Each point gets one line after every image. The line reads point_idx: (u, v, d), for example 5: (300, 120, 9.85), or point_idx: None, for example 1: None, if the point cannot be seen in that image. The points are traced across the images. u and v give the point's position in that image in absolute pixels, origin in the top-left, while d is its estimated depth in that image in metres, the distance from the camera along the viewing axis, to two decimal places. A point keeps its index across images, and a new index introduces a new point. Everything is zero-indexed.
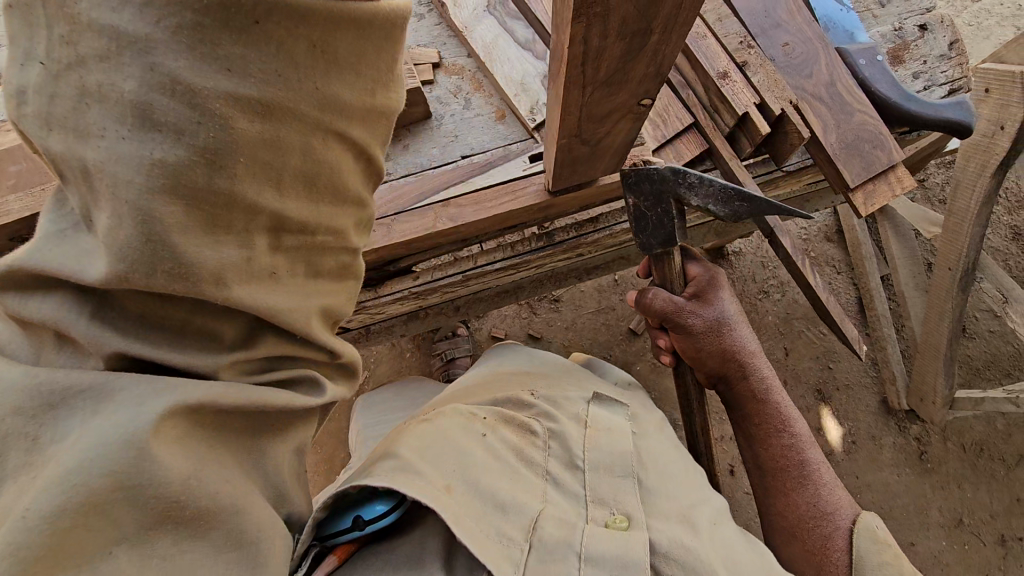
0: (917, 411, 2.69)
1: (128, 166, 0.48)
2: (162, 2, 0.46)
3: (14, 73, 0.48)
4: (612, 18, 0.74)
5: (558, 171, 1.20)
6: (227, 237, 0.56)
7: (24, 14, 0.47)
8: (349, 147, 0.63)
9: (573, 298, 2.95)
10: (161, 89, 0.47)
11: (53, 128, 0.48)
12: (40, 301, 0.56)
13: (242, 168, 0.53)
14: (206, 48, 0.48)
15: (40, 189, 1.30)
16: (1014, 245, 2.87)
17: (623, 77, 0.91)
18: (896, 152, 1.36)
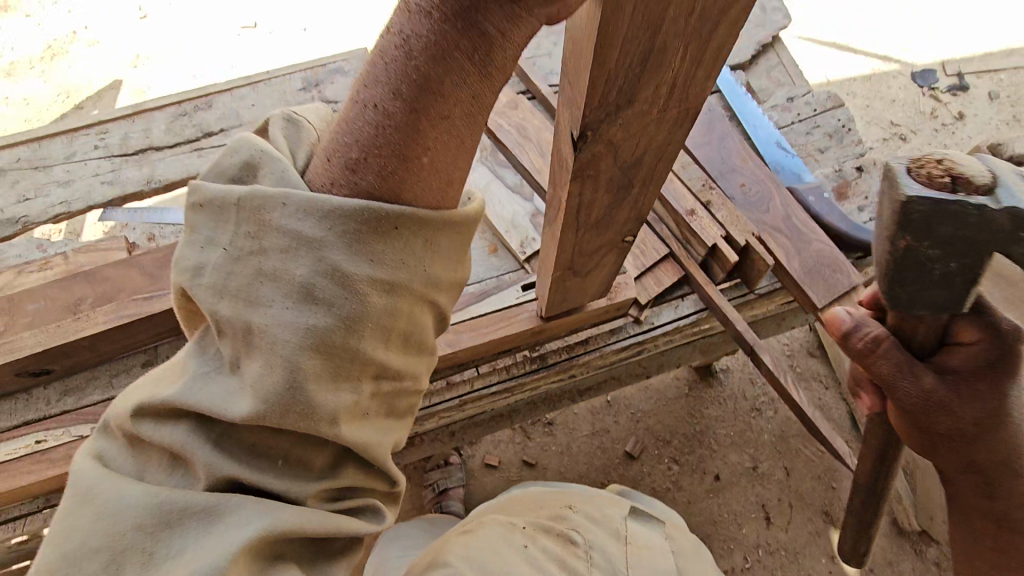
0: (929, 532, 2.60)
1: (289, 330, 0.58)
2: (336, 214, 0.58)
3: (196, 252, 0.60)
4: (599, 177, 0.88)
5: (550, 297, 1.31)
6: (345, 385, 0.61)
7: (218, 211, 0.59)
8: (432, 308, 0.66)
9: (566, 421, 2.90)
10: (323, 275, 0.58)
11: (224, 297, 0.58)
12: (167, 427, 0.63)
13: (368, 333, 0.61)
14: (357, 245, 0.59)
15: (56, 325, 1.38)
16: None
17: (611, 220, 1.04)
18: (856, 275, 1.49)
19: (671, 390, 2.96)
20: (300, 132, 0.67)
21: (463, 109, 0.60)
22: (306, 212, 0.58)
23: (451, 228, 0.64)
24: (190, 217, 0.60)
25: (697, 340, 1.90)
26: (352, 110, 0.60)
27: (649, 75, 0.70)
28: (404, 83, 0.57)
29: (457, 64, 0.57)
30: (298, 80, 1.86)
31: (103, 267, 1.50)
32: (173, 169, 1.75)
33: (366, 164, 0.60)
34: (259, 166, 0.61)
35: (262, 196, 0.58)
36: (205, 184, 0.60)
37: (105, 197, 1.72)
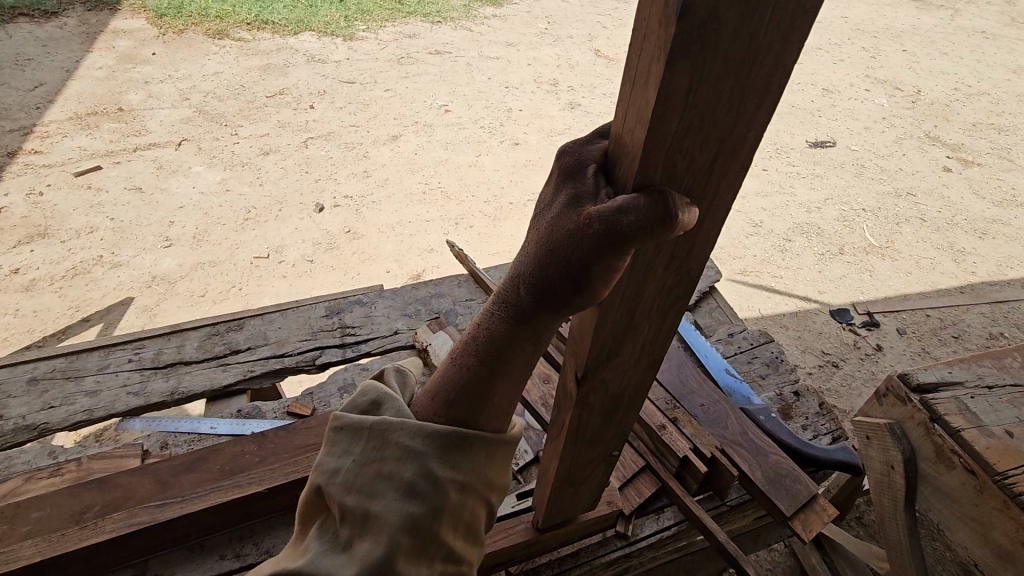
0: None
1: (394, 515, 0.80)
2: (437, 433, 0.85)
3: (334, 458, 0.83)
4: (593, 405, 1.14)
5: (548, 505, 1.45)
6: (423, 560, 0.81)
7: (352, 430, 0.84)
8: (484, 505, 0.91)
9: None
10: (423, 476, 0.83)
11: (352, 491, 0.80)
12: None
13: (444, 521, 0.84)
14: (447, 458, 0.85)
15: (59, 534, 1.40)
16: None
17: (601, 439, 1.27)
18: (810, 484, 1.68)
19: None
20: (404, 377, 0.98)
21: (518, 366, 0.88)
22: (417, 431, 0.84)
23: (503, 447, 0.93)
24: (330, 434, 0.84)
25: (683, 556, 1.95)
26: (448, 365, 0.90)
27: (632, 340, 1.03)
28: (482, 356, 0.87)
29: (517, 348, 0.86)
30: (321, 309, 2.20)
31: (115, 474, 1.57)
32: (199, 382, 1.95)
33: (456, 401, 0.88)
34: (384, 400, 0.89)
35: (387, 420, 0.84)
36: (343, 413, 0.86)
37: (128, 406, 1.85)
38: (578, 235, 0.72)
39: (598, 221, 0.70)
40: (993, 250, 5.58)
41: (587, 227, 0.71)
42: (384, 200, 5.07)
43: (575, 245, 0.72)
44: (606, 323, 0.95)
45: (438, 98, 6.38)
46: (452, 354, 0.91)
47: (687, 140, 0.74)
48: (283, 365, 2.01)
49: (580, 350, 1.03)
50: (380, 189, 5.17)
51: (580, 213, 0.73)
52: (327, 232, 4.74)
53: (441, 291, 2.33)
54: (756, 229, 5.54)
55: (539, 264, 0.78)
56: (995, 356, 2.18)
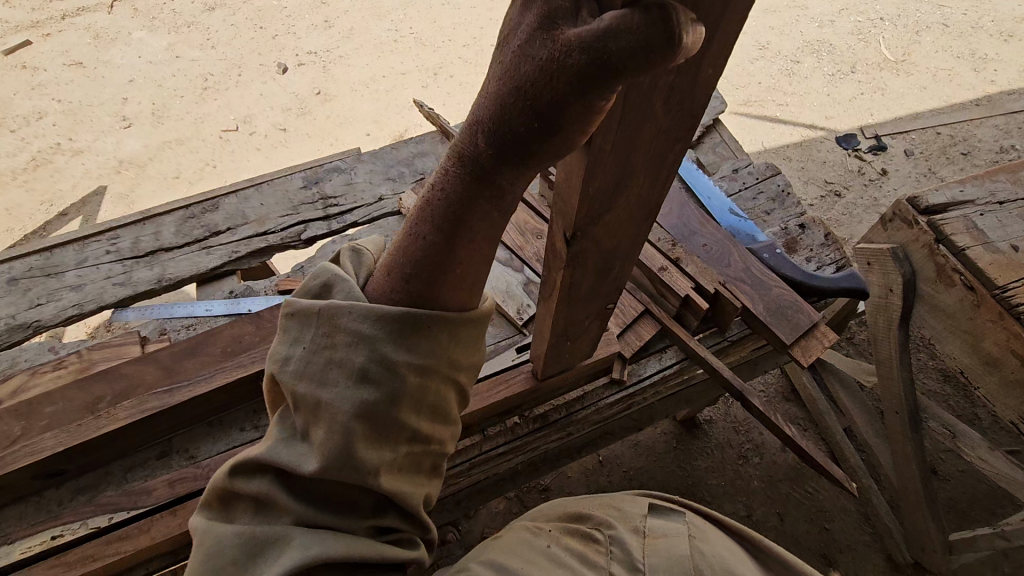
0: (922, 562, 2.88)
1: (347, 403, 0.77)
2: (389, 317, 0.78)
3: (286, 345, 0.80)
4: (585, 264, 1.07)
5: (545, 360, 1.46)
6: (386, 444, 0.80)
7: (303, 316, 0.80)
8: (455, 384, 0.87)
9: (560, 485, 3.20)
10: (376, 363, 0.77)
11: (302, 378, 0.78)
12: (257, 479, 0.78)
13: (405, 405, 0.80)
14: (403, 341, 0.79)
15: (76, 425, 1.43)
16: (945, 385, 3.22)
17: (596, 295, 1.22)
18: (813, 314, 1.70)
19: (659, 445, 3.35)
20: (360, 254, 0.90)
21: (487, 234, 0.78)
22: (367, 316, 0.78)
23: (470, 322, 0.85)
24: (284, 322, 0.81)
25: (684, 390, 2.05)
26: (407, 237, 0.80)
27: (622, 193, 0.92)
28: (444, 223, 0.77)
29: (480, 211, 0.76)
30: (298, 180, 2.05)
31: (118, 364, 1.58)
32: (184, 268, 1.87)
33: (417, 276, 0.80)
34: (334, 283, 0.82)
35: (333, 306, 0.78)
36: (293, 298, 0.82)
37: (117, 297, 1.81)
38: (554, 68, 0.58)
39: (582, 47, 0.56)
40: (1019, 53, 5.12)
41: (566, 58, 0.57)
42: (350, 52, 4.57)
43: (548, 81, 0.59)
44: (592, 176, 0.83)
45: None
46: (410, 221, 0.81)
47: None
48: (267, 244, 1.93)
49: (568, 208, 0.93)
50: (344, 39, 4.64)
51: (555, 38, 0.58)
52: (295, 95, 4.35)
53: (424, 150, 2.15)
54: (762, 52, 5.08)
55: (502, 106, 0.64)
56: (1011, 169, 2.07)
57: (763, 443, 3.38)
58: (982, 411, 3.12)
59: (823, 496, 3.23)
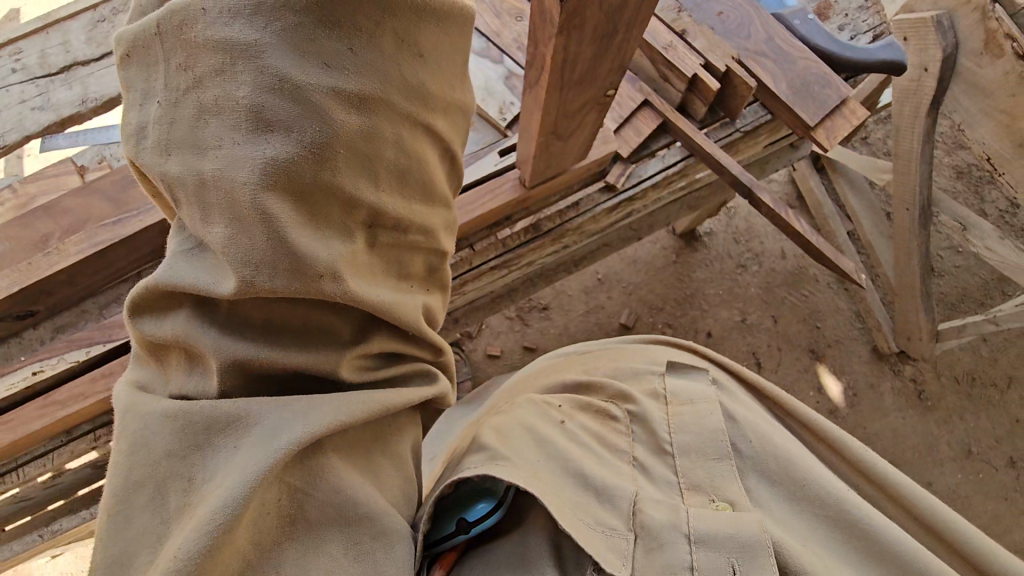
0: (907, 351, 3.02)
1: (243, 160, 0.57)
2: (270, 10, 0.55)
3: (136, 112, 0.62)
4: (585, 29, 0.83)
5: (532, 164, 1.30)
6: (330, 233, 0.64)
7: (142, 53, 0.61)
8: (427, 131, 0.69)
9: (560, 304, 3.24)
10: (268, 91, 0.56)
11: (171, 152, 0.60)
12: (174, 314, 0.66)
13: (342, 156, 0.61)
14: (306, 43, 0.57)
15: (27, 264, 1.33)
16: (959, 181, 3.07)
17: (595, 77, 0.99)
18: (844, 87, 1.47)
19: (658, 259, 3.33)
20: None
21: None
22: (231, 13, 0.56)
23: (419, 13, 0.62)
24: (123, 75, 0.63)
25: (689, 192, 1.90)
26: None
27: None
28: None
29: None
30: None
31: (61, 199, 1.42)
32: (109, 84, 1.60)
33: None
34: None
35: (179, 12, 0.57)
36: (126, 33, 0.62)
37: (42, 125, 1.57)
38: None
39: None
40: None
41: None
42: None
43: None
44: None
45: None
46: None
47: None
48: None
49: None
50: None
51: None
52: None
53: None
54: None
55: None
56: None
57: (763, 253, 3.35)
58: (992, 205, 3.01)
59: (816, 298, 3.29)
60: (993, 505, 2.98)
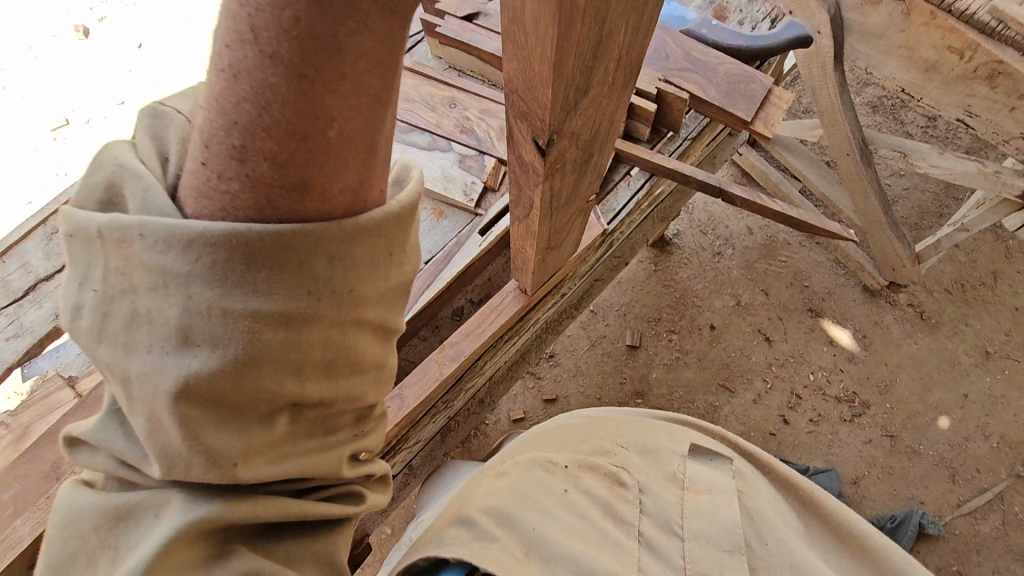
0: (895, 280, 3.11)
1: (166, 381, 0.48)
2: (193, 232, 0.47)
3: (73, 286, 0.50)
4: (565, 168, 0.89)
5: (526, 272, 1.32)
6: (243, 424, 0.53)
7: (85, 243, 0.49)
8: (368, 325, 0.59)
9: (564, 347, 3.25)
10: (197, 313, 0.48)
11: (100, 340, 0.50)
12: (94, 454, 0.56)
13: (273, 371, 0.52)
14: (234, 267, 0.48)
15: (46, 499, 1.26)
16: (877, 113, 3.27)
17: (577, 192, 1.04)
18: (764, 79, 1.61)
19: (639, 273, 3.39)
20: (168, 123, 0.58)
21: (370, 58, 0.46)
22: (171, 237, 0.47)
23: (366, 233, 0.54)
24: (67, 253, 0.50)
25: (658, 205, 1.96)
26: (218, 83, 0.47)
27: (601, 61, 0.69)
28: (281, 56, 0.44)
29: (341, 28, 0.43)
30: None
31: (62, 420, 1.37)
32: None
33: (260, 148, 0.48)
34: (122, 184, 0.52)
35: (115, 220, 0.47)
36: (71, 211, 0.50)
37: (19, 351, 1.54)
38: None
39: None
40: None
41: None
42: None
43: None
44: (567, 56, 0.62)
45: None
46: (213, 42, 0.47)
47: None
48: None
49: (535, 104, 0.72)
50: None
51: None
52: None
53: None
54: None
55: None
56: None
57: (731, 235, 3.45)
58: (914, 124, 3.21)
59: (795, 260, 3.38)
60: None
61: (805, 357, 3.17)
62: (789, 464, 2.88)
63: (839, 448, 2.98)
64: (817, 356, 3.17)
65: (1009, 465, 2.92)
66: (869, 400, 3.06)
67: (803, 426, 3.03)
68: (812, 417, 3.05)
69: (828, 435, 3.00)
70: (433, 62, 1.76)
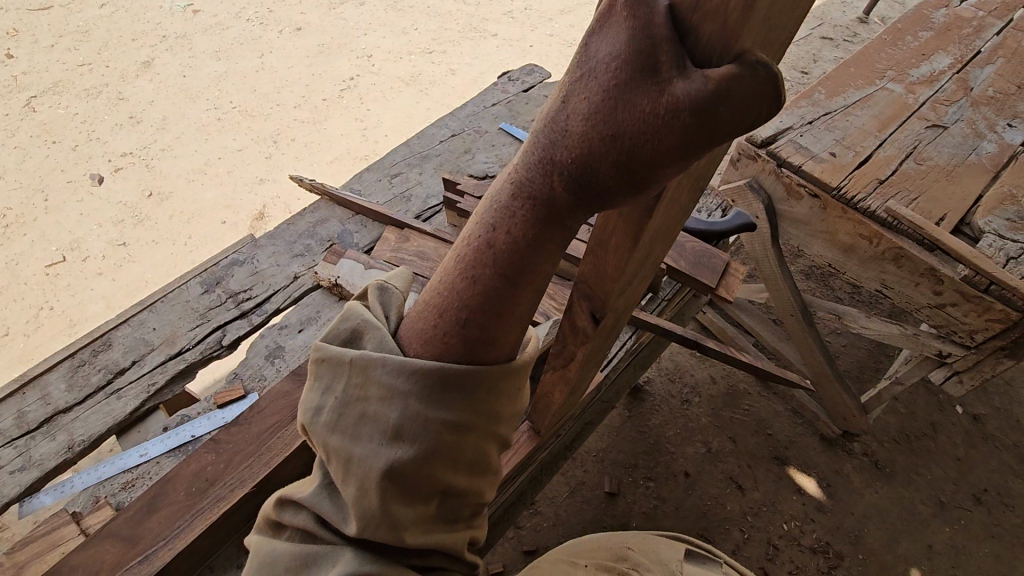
0: (848, 429, 3.37)
1: (379, 461, 0.78)
2: (419, 374, 0.80)
3: (318, 395, 0.83)
4: (604, 334, 1.14)
5: (544, 412, 1.50)
6: (413, 501, 0.81)
7: (334, 365, 0.83)
8: (496, 437, 0.88)
9: (544, 494, 3.25)
10: (410, 420, 0.79)
11: (335, 431, 0.81)
12: (302, 513, 0.83)
13: (440, 462, 0.81)
14: (434, 397, 0.80)
15: None
16: (810, 280, 3.80)
17: (604, 352, 1.27)
18: (724, 255, 1.98)
19: (614, 419, 3.55)
20: (392, 294, 0.94)
21: (539, 282, 0.80)
22: (400, 369, 0.80)
23: (508, 375, 0.86)
24: (316, 368, 0.84)
25: (639, 354, 2.22)
26: (456, 280, 0.82)
27: (648, 266, 0.98)
28: (501, 272, 0.78)
29: (534, 263, 0.78)
30: (196, 286, 1.91)
31: (67, 557, 1.35)
32: (95, 422, 1.64)
33: (470, 323, 0.81)
34: (365, 329, 0.87)
35: (367, 357, 0.81)
36: (324, 344, 0.84)
37: (23, 484, 1.54)
38: (660, 121, 0.58)
39: (690, 109, 0.56)
40: None
41: (673, 116, 0.57)
42: (167, 175, 4.61)
43: (629, 110, 0.60)
44: (633, 260, 0.90)
45: (188, 39, 5.54)
46: (452, 260, 0.84)
47: (774, 20, 0.62)
48: (188, 363, 1.75)
49: (601, 289, 1.00)
50: (156, 171, 4.63)
51: (664, 94, 0.57)
52: (126, 204, 4.45)
53: (323, 217, 2.11)
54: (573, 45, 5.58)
55: (572, 136, 0.65)
56: (808, 96, 2.69)
57: (697, 383, 3.72)
58: (841, 291, 3.74)
59: (757, 408, 3.63)
60: (989, 545, 3.18)
61: (777, 506, 3.27)
62: None
63: None
64: (788, 504, 3.27)
65: None
66: (842, 551, 3.12)
67: None
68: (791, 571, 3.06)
69: None
70: (449, 228, 2.07)
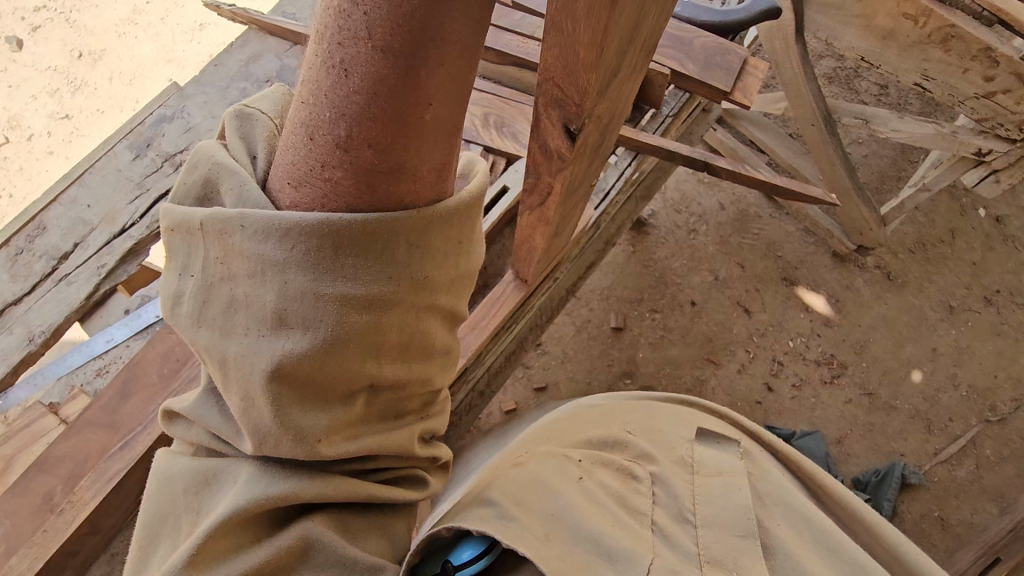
0: (863, 244, 3.23)
1: (262, 361, 0.62)
2: (292, 238, 0.59)
3: (177, 280, 0.66)
4: (583, 156, 0.90)
5: (530, 259, 1.33)
6: (322, 406, 0.67)
7: (186, 234, 0.64)
8: (435, 309, 0.69)
9: (551, 335, 3.26)
10: (292, 298, 0.61)
11: (202, 325, 0.65)
12: (195, 428, 0.75)
13: (355, 348, 0.64)
14: (322, 265, 0.60)
15: (41, 532, 1.19)
16: (834, 83, 3.36)
17: (588, 178, 1.04)
18: (741, 51, 1.64)
19: (619, 257, 3.42)
20: (256, 128, 0.71)
21: (451, 65, 0.55)
22: (265, 235, 0.60)
23: (434, 222, 0.63)
24: (169, 241, 0.66)
25: (642, 185, 1.98)
26: (325, 78, 0.57)
27: (633, 44, 0.70)
28: (385, 50, 0.53)
29: (434, 28, 0.52)
30: (126, 150, 1.65)
31: (50, 449, 1.30)
32: (50, 312, 1.50)
33: (358, 140, 0.58)
34: (219, 181, 0.66)
35: (222, 220, 0.61)
36: (171, 208, 0.65)
37: None
38: None
39: None
40: None
41: None
42: (94, 30, 4.00)
43: None
44: (610, 33, 0.62)
45: None
46: (315, 45, 0.58)
47: None
48: (135, 240, 1.55)
49: (572, 90, 0.73)
50: (80, 27, 4.01)
51: None
52: (58, 71, 3.93)
53: (256, 54, 1.76)
54: None
55: None
56: None
57: (705, 211, 3.51)
58: (868, 93, 3.32)
59: (767, 231, 3.46)
60: (992, 344, 3.21)
61: (784, 325, 3.26)
62: (776, 430, 2.95)
63: (821, 410, 3.09)
64: (795, 322, 3.26)
65: (978, 412, 3.09)
66: (846, 361, 3.18)
67: (786, 392, 3.12)
68: (794, 384, 3.14)
69: (810, 398, 3.10)
70: None
